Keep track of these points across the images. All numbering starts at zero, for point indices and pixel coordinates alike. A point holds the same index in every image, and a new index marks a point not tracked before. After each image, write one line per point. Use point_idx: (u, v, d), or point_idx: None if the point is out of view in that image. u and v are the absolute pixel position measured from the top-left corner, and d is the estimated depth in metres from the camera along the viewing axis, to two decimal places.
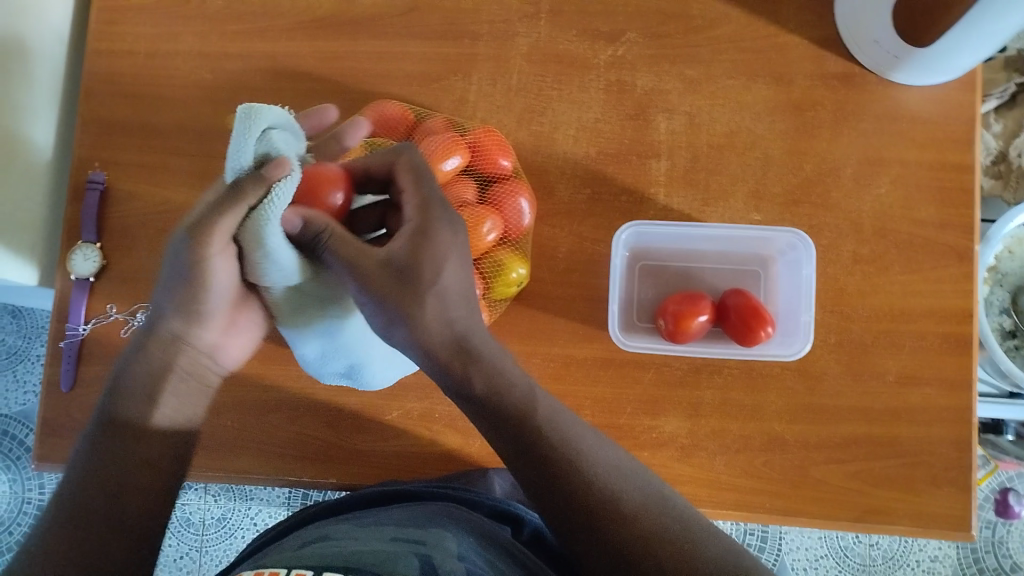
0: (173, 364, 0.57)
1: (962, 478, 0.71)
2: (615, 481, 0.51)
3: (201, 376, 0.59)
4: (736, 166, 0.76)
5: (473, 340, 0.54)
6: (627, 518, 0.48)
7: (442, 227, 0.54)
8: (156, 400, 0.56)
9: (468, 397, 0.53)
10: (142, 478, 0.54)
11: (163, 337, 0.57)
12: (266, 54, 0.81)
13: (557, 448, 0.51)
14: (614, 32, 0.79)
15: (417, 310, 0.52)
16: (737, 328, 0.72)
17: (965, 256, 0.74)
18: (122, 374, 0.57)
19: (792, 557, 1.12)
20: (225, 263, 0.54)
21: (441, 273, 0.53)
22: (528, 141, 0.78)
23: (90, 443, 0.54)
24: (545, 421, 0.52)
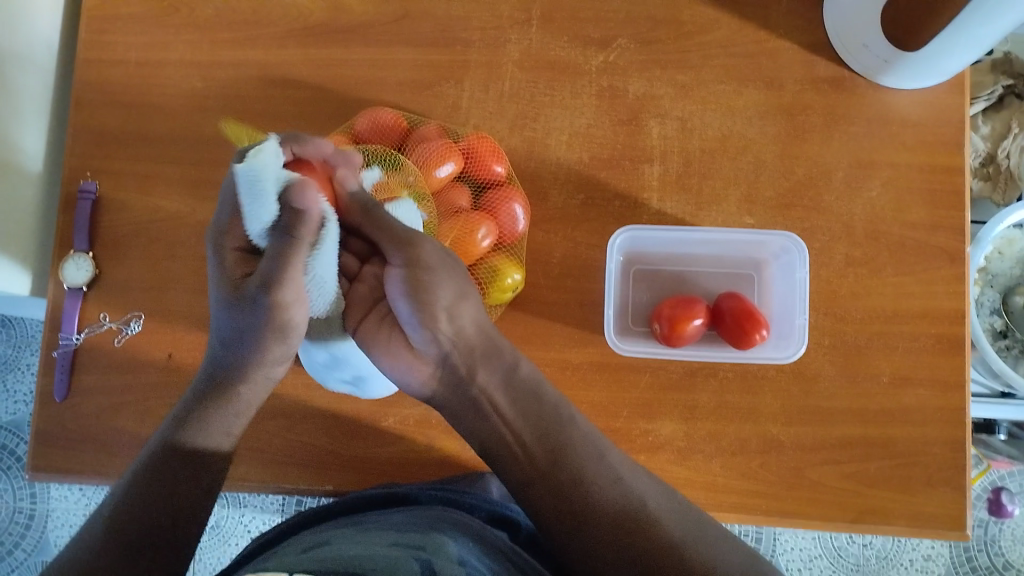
0: (241, 400, 0.60)
1: (956, 477, 0.71)
2: (635, 486, 0.56)
3: (261, 397, 0.63)
4: (728, 170, 0.76)
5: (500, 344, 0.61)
6: (642, 509, 0.55)
7: (432, 258, 0.57)
8: (228, 428, 0.60)
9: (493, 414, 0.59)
10: (196, 503, 0.57)
11: (246, 376, 0.60)
12: (258, 63, 0.81)
13: (579, 450, 0.57)
14: (606, 38, 0.79)
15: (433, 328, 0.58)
16: (732, 331, 0.72)
17: (956, 258, 0.74)
18: (190, 406, 0.60)
19: (786, 557, 1.12)
20: (300, 305, 0.56)
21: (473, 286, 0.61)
22: (521, 146, 0.78)
23: (156, 458, 0.58)
24: (575, 421, 0.59)
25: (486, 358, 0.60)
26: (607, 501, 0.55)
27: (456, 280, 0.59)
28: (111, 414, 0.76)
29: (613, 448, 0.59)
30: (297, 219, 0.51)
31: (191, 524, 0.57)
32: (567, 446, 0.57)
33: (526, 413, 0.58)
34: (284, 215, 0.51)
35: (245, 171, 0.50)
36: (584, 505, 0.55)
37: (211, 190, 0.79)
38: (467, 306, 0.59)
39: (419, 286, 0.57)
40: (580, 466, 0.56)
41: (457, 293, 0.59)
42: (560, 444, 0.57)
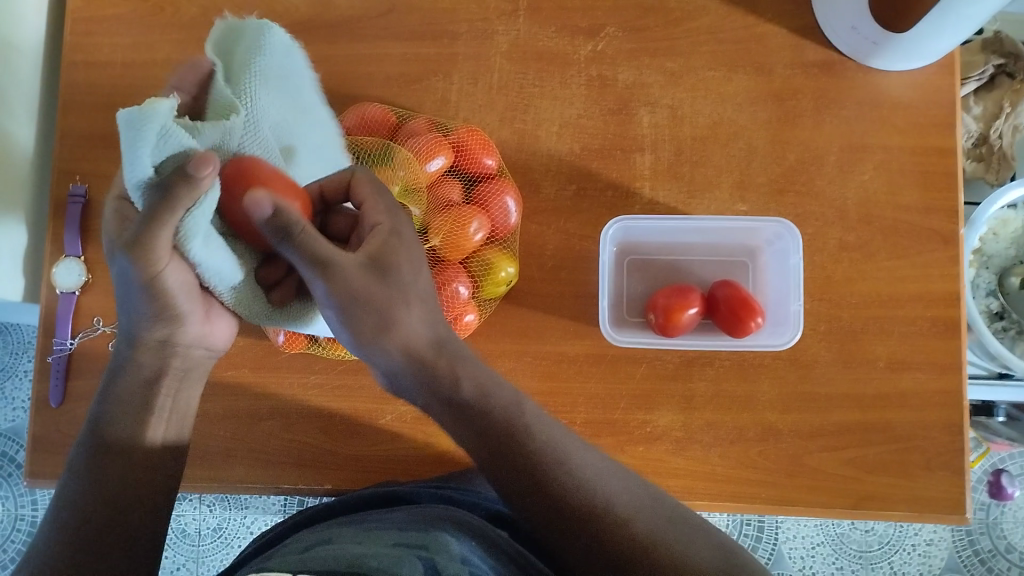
0: (163, 371, 0.58)
1: (955, 461, 0.71)
2: (600, 475, 0.56)
3: (193, 365, 0.60)
4: (720, 158, 0.76)
5: (450, 344, 0.59)
6: (612, 510, 0.53)
7: (406, 226, 0.58)
8: (151, 417, 0.57)
9: (461, 406, 0.57)
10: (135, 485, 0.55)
11: (147, 346, 0.56)
12: None
13: (549, 461, 0.55)
14: (594, 27, 0.79)
15: (404, 311, 0.57)
16: (727, 319, 0.72)
17: (950, 240, 0.74)
18: (111, 384, 0.57)
19: (789, 546, 1.12)
20: (176, 265, 0.52)
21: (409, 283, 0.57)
22: (511, 138, 0.78)
23: (80, 466, 0.55)
24: (530, 427, 0.57)
25: (426, 357, 0.58)
26: (580, 509, 0.53)
27: (416, 251, 0.58)
28: None
29: (589, 452, 0.58)
30: (182, 186, 0.46)
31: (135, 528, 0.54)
32: (533, 450, 0.55)
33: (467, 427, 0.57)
34: (170, 179, 0.46)
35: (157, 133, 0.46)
36: (570, 488, 0.54)
37: None
38: (394, 322, 0.56)
39: (394, 255, 0.56)
40: (555, 474, 0.54)
41: (374, 309, 0.55)
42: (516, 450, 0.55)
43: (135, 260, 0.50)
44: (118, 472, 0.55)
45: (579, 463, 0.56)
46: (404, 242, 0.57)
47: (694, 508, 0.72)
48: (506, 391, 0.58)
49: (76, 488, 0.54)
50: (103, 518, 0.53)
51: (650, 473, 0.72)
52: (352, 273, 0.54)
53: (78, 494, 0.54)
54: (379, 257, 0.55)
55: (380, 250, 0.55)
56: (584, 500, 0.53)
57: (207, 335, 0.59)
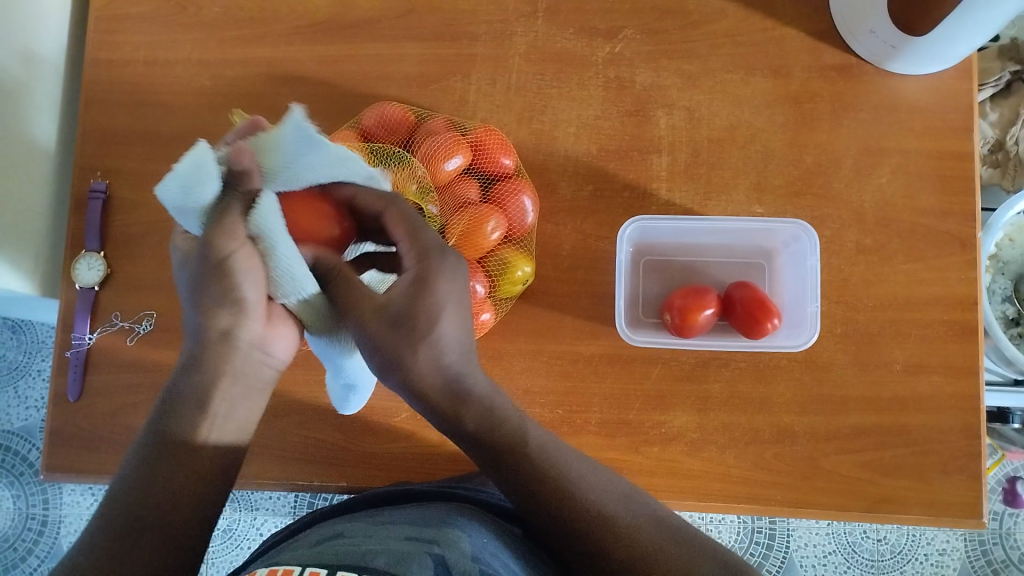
0: (228, 375, 0.55)
1: (972, 465, 0.71)
2: (593, 483, 0.56)
3: (256, 377, 0.57)
4: (737, 160, 0.76)
5: (466, 381, 0.57)
6: (612, 528, 0.52)
7: (442, 277, 0.56)
8: (211, 411, 0.54)
9: (462, 437, 0.57)
10: (175, 478, 0.51)
11: (211, 339, 0.55)
12: (265, 60, 0.81)
13: (552, 483, 0.54)
14: (612, 29, 0.79)
15: (412, 356, 0.55)
16: (744, 320, 0.73)
17: (967, 244, 0.74)
18: (177, 381, 0.55)
19: (800, 554, 1.12)
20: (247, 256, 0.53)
21: (431, 332, 0.55)
22: (529, 139, 0.78)
23: (137, 458, 0.52)
24: (529, 447, 0.56)
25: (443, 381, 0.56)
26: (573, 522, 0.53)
27: (458, 293, 0.57)
28: (125, 411, 0.76)
29: (583, 462, 0.57)
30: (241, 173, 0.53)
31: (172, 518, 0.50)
32: (529, 470, 0.55)
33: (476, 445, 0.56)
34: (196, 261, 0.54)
35: (173, 190, 0.52)
36: (566, 507, 0.53)
37: None
38: (436, 331, 0.56)
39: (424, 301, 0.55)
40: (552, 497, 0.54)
41: (427, 306, 0.55)
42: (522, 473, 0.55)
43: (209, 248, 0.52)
44: (163, 467, 0.51)
45: (583, 472, 0.56)
46: (439, 285, 0.56)
47: (708, 509, 0.72)
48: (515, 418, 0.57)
49: (133, 472, 0.51)
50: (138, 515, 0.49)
51: (665, 474, 0.72)
52: (366, 314, 0.55)
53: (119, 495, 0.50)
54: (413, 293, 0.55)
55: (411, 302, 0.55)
56: (575, 513, 0.53)
57: (269, 342, 0.57)
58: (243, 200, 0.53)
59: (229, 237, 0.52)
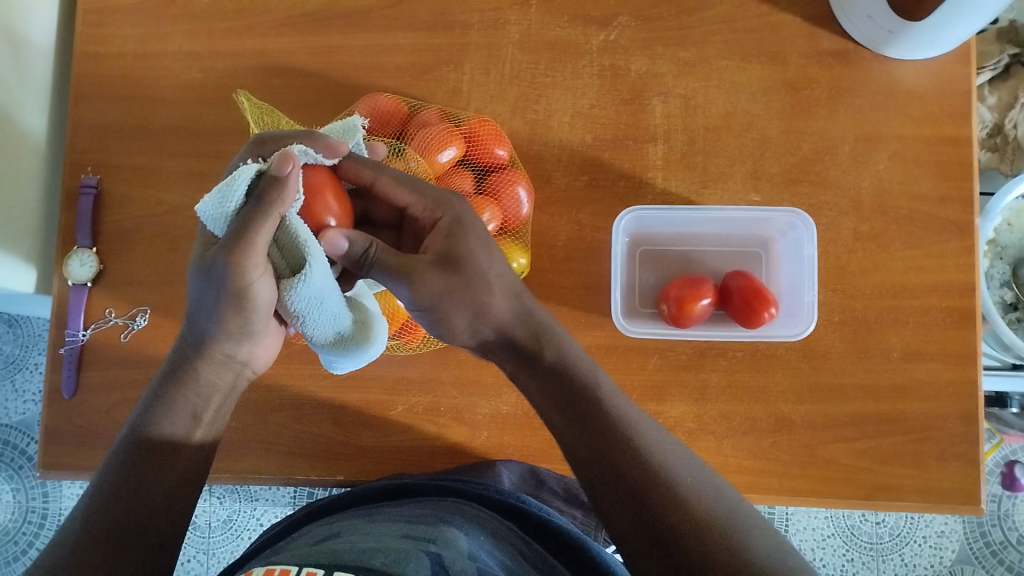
0: (217, 386, 0.58)
1: (970, 452, 0.71)
2: (666, 454, 0.50)
3: (234, 386, 0.60)
4: (733, 148, 0.76)
5: (535, 315, 0.58)
6: (675, 486, 0.48)
7: (470, 220, 0.58)
8: (203, 418, 0.57)
9: (545, 378, 0.56)
10: (168, 478, 0.53)
11: (212, 354, 0.57)
12: (255, 52, 0.80)
13: (618, 430, 0.51)
14: (606, 16, 0.78)
15: (484, 301, 0.56)
16: (741, 310, 0.72)
17: (966, 230, 0.73)
18: (168, 380, 0.57)
19: (799, 538, 1.12)
20: (264, 280, 0.54)
21: (486, 271, 0.57)
22: (523, 129, 0.77)
23: (129, 449, 0.54)
24: (604, 400, 0.53)
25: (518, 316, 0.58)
26: (639, 482, 0.49)
27: (482, 237, 0.58)
28: (121, 407, 0.76)
29: (656, 427, 0.53)
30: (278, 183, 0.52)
31: (161, 519, 0.52)
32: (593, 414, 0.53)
33: (556, 401, 0.55)
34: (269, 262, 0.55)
35: (207, 199, 0.53)
36: (631, 463, 0.49)
37: (210, 180, 0.79)
38: (481, 271, 0.56)
39: (466, 247, 0.56)
40: (619, 450, 0.50)
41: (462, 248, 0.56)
42: (587, 417, 0.52)
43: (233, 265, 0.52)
44: (157, 466, 0.53)
45: (654, 436, 0.52)
46: (470, 231, 0.57)
47: None
48: (590, 371, 0.55)
49: (126, 463, 0.53)
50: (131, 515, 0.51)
51: None
52: (421, 277, 0.55)
53: (116, 490, 0.52)
54: (454, 233, 0.57)
55: (450, 245, 0.56)
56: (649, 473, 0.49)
57: (256, 360, 0.61)
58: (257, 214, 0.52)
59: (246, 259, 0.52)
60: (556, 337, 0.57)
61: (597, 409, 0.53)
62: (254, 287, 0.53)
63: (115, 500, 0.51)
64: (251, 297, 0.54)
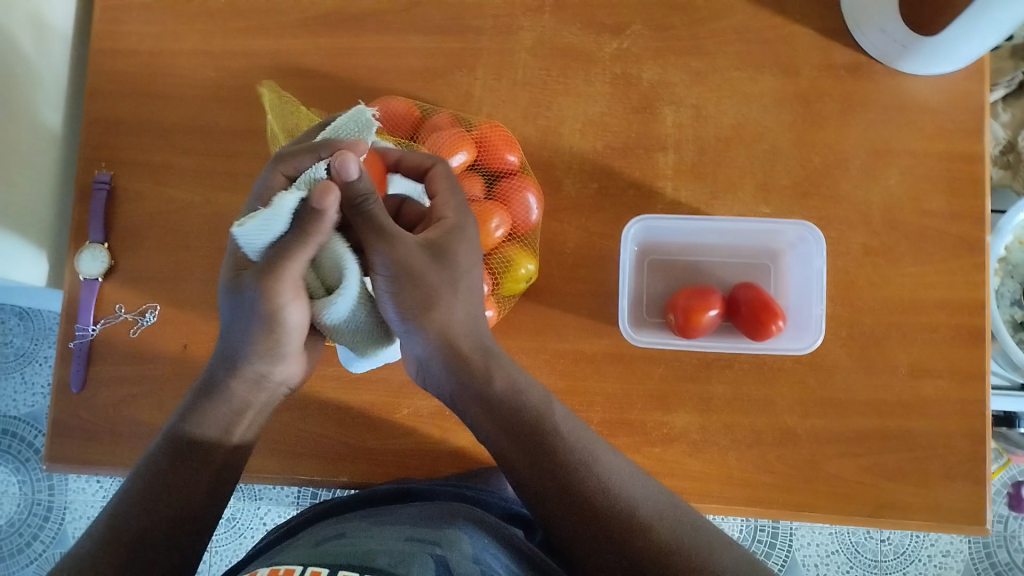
0: (253, 400, 0.59)
1: (976, 471, 0.70)
2: (617, 477, 0.56)
3: (273, 396, 0.61)
4: (744, 159, 0.75)
5: (489, 344, 0.60)
6: (634, 513, 0.53)
7: (470, 226, 0.58)
8: (234, 429, 0.59)
9: (489, 397, 0.58)
10: (194, 488, 0.56)
11: (245, 374, 0.58)
12: (270, 52, 0.80)
13: (574, 458, 0.55)
14: (619, 24, 0.78)
15: (446, 303, 0.57)
16: (748, 321, 0.72)
17: (976, 247, 0.73)
18: (201, 395, 0.59)
19: (803, 553, 1.12)
20: (298, 305, 0.55)
21: (462, 278, 0.57)
22: (534, 135, 0.78)
23: (158, 460, 0.57)
24: (558, 427, 0.57)
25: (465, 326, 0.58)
26: (595, 503, 0.54)
27: (474, 247, 0.58)
28: (128, 402, 0.76)
29: (602, 446, 0.58)
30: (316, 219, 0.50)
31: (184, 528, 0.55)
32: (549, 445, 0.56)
33: (501, 423, 0.57)
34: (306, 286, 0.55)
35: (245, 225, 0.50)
36: (581, 486, 0.54)
37: (222, 179, 0.79)
38: (430, 303, 0.56)
39: (456, 249, 0.57)
40: (575, 474, 0.55)
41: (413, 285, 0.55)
42: (547, 448, 0.56)
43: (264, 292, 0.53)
44: (183, 478, 0.56)
45: (604, 457, 0.57)
46: (467, 239, 0.58)
47: (709, 511, 0.71)
48: (539, 399, 0.58)
49: (154, 473, 0.56)
50: (152, 526, 0.54)
51: (667, 475, 0.72)
52: (410, 250, 0.54)
53: (140, 501, 0.54)
54: (436, 245, 0.56)
55: (444, 240, 0.56)
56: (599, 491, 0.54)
57: (294, 372, 0.61)
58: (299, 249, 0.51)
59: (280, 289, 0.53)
60: (501, 363, 0.59)
61: (548, 439, 0.56)
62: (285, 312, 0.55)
63: (139, 510, 0.54)
64: (282, 323, 0.55)
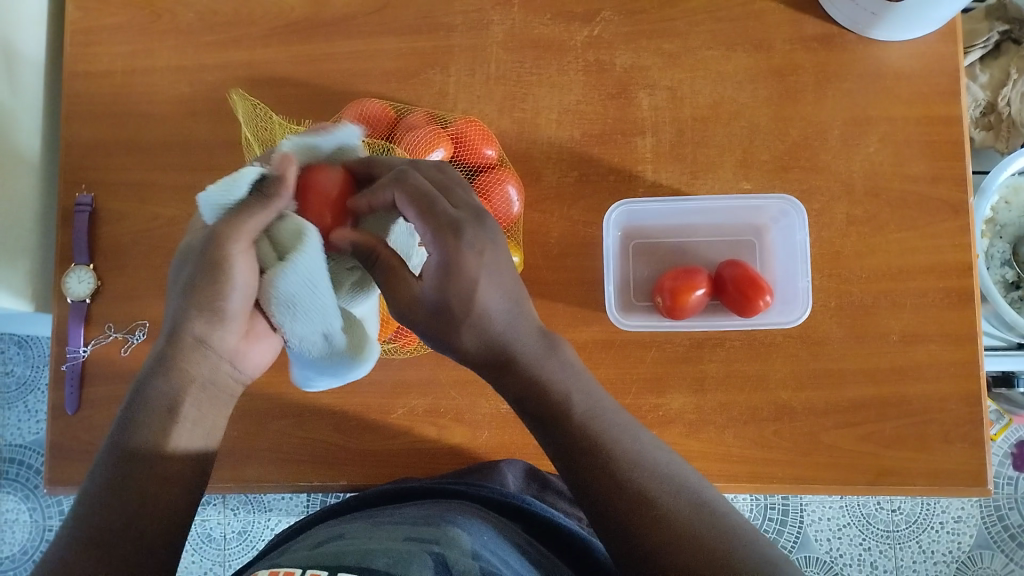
0: (197, 375, 0.52)
1: (974, 433, 0.70)
2: (649, 475, 0.46)
3: (224, 386, 0.53)
4: (722, 138, 0.75)
5: (518, 350, 0.49)
6: (658, 510, 0.44)
7: (464, 252, 0.48)
8: (181, 415, 0.50)
9: (522, 410, 0.50)
10: (147, 483, 0.48)
11: (184, 343, 0.51)
12: (243, 63, 0.81)
13: (592, 457, 0.47)
14: (589, 12, 0.78)
15: (454, 340, 0.49)
16: (734, 299, 0.72)
17: (959, 209, 0.73)
18: (143, 385, 0.51)
19: (814, 528, 1.12)
20: (247, 256, 0.50)
21: (464, 317, 0.48)
22: (511, 128, 0.78)
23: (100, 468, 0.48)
24: (592, 427, 0.48)
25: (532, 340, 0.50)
26: (619, 503, 0.45)
27: (483, 278, 0.48)
28: None
29: (659, 453, 0.48)
30: (276, 181, 0.50)
31: (139, 527, 0.46)
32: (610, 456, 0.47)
33: (542, 438, 0.49)
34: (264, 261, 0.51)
35: (210, 188, 0.49)
36: (603, 490, 0.46)
37: (203, 192, 0.79)
38: (478, 305, 0.48)
39: (450, 288, 0.48)
40: (603, 477, 0.46)
41: (459, 284, 0.48)
42: (570, 453, 0.48)
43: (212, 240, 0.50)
44: (127, 474, 0.47)
45: (644, 452, 0.48)
46: (464, 272, 0.48)
47: None
48: (568, 395, 0.49)
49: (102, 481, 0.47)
50: (97, 533, 0.45)
51: None
52: (404, 305, 0.49)
53: (86, 510, 0.46)
54: (438, 291, 0.48)
55: (443, 296, 0.48)
56: (622, 492, 0.45)
57: (241, 354, 0.54)
58: (261, 207, 0.50)
59: (229, 239, 0.49)
60: (533, 374, 0.49)
61: (563, 441, 0.48)
62: (231, 260, 0.49)
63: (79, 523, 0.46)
64: (227, 278, 0.50)
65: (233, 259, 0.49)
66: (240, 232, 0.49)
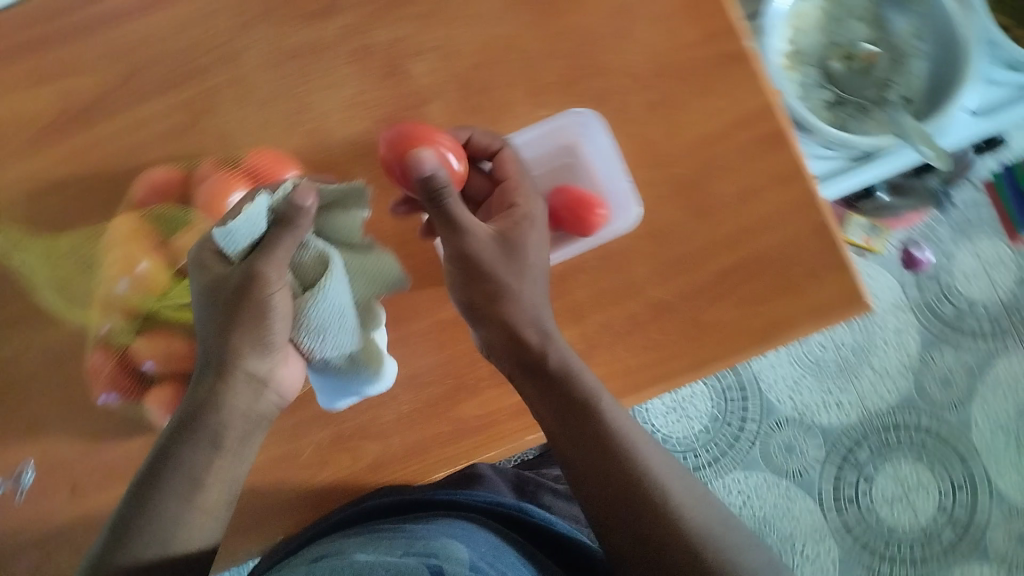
0: (239, 406, 0.59)
1: (835, 258, 0.71)
2: (653, 463, 0.59)
3: (259, 410, 0.61)
4: (503, 76, 0.75)
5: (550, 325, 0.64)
6: (663, 496, 0.57)
7: (486, 243, 0.63)
8: (222, 447, 0.58)
9: (512, 365, 0.64)
10: (179, 514, 0.56)
11: (233, 376, 0.59)
12: (22, 181, 0.78)
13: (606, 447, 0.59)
14: (331, 4, 0.76)
15: (472, 291, 0.64)
16: (570, 222, 0.73)
17: (743, 58, 0.73)
18: (191, 405, 0.58)
19: (775, 392, 1.21)
20: (282, 293, 0.57)
21: (481, 285, 0.63)
22: (304, 142, 0.76)
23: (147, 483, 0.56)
24: (605, 412, 0.60)
25: (521, 330, 0.63)
26: (615, 484, 0.57)
27: (496, 258, 0.63)
28: None
29: (654, 445, 0.61)
30: (296, 212, 0.55)
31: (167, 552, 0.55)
32: (593, 428, 0.59)
33: (544, 401, 0.62)
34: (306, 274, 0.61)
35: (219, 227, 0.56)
36: (611, 467, 0.58)
37: (35, 319, 0.77)
38: (494, 281, 0.63)
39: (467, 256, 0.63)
40: (609, 457, 0.58)
41: (475, 256, 0.63)
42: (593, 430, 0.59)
43: (250, 279, 0.56)
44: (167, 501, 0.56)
45: (644, 447, 0.60)
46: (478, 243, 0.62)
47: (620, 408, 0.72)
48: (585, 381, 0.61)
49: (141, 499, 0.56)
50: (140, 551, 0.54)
51: None
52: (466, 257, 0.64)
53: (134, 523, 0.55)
54: (509, 242, 0.64)
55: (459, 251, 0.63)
56: (625, 479, 0.57)
57: (277, 379, 0.62)
58: (287, 239, 0.56)
59: (265, 274, 0.56)
60: (540, 339, 0.63)
61: (592, 425, 0.59)
62: (271, 300, 0.57)
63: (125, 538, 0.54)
64: (270, 315, 0.57)
65: (272, 298, 0.57)
66: (258, 266, 0.56)
